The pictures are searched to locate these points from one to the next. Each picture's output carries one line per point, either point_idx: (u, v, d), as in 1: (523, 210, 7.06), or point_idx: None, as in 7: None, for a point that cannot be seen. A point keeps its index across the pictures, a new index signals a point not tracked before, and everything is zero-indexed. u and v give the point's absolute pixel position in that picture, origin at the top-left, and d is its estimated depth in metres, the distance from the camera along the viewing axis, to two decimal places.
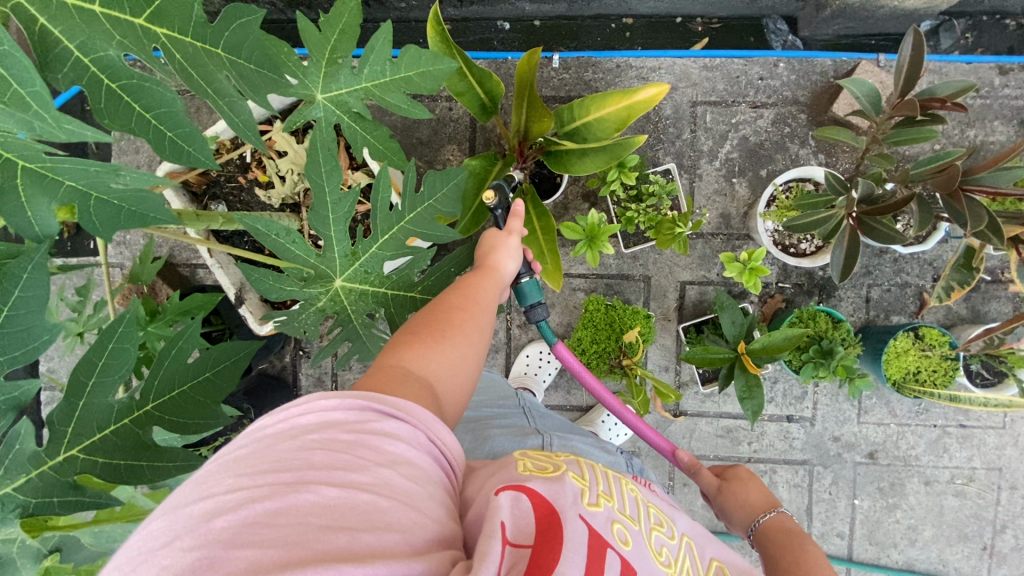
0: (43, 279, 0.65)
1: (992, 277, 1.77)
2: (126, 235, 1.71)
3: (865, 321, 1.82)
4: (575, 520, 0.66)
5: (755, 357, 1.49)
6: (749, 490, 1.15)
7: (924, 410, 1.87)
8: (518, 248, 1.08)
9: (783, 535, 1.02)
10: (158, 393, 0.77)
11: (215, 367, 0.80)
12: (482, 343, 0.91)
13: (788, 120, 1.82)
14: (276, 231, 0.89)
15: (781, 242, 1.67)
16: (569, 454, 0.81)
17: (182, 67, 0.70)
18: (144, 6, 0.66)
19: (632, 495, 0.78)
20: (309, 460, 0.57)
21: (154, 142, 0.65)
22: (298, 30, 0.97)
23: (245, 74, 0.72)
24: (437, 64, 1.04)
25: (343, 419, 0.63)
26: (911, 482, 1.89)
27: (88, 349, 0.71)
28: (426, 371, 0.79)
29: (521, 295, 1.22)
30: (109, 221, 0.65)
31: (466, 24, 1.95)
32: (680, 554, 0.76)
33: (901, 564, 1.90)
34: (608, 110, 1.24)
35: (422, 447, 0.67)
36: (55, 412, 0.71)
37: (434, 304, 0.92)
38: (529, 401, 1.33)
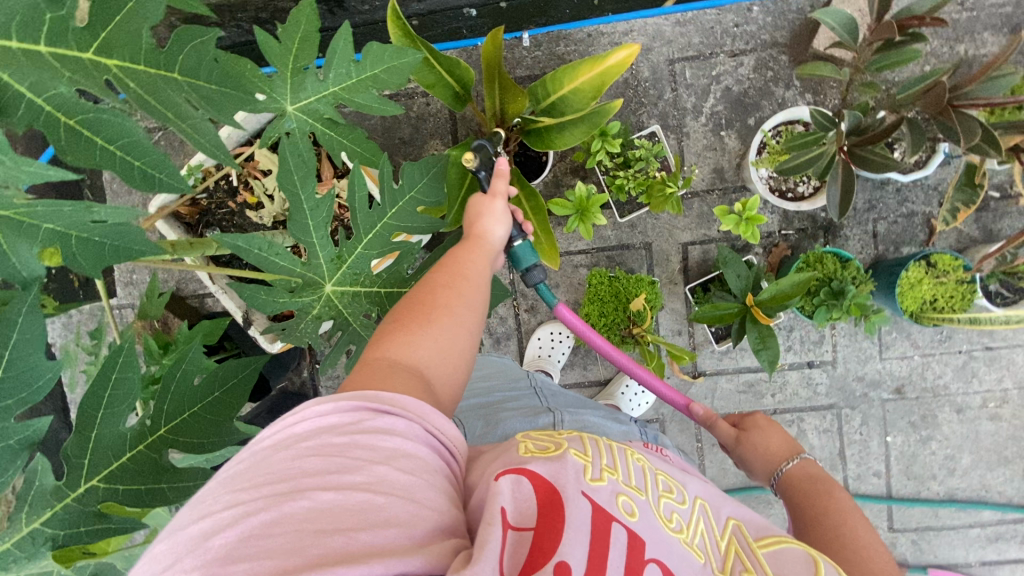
0: (38, 321, 0.67)
1: (1000, 194, 1.73)
2: (132, 274, 1.75)
3: (875, 257, 1.79)
4: (577, 497, 0.66)
5: (767, 308, 1.48)
6: (768, 436, 1.11)
7: (947, 338, 1.84)
8: (506, 211, 1.05)
9: (810, 485, 1.00)
10: (169, 416, 0.79)
11: (223, 387, 0.81)
12: (473, 319, 0.88)
13: (769, 64, 1.78)
14: (258, 245, 0.89)
15: (778, 188, 1.65)
16: (572, 429, 0.80)
17: (138, 95, 0.70)
18: (91, 41, 0.67)
19: (638, 465, 0.77)
20: (303, 467, 0.57)
21: (124, 173, 0.67)
22: (259, 44, 0.99)
23: (208, 96, 0.73)
24: (402, 58, 1.03)
25: (338, 423, 0.63)
26: (942, 412, 1.87)
27: (93, 381, 0.72)
28: (415, 360, 0.78)
29: (515, 259, 1.14)
30: (94, 258, 0.66)
31: (433, 17, 1.92)
32: (693, 518, 0.73)
33: (942, 495, 1.89)
34: (581, 79, 1.22)
35: (421, 439, 0.66)
36: (69, 446, 0.74)
37: (417, 286, 0.89)
38: (541, 381, 1.32)
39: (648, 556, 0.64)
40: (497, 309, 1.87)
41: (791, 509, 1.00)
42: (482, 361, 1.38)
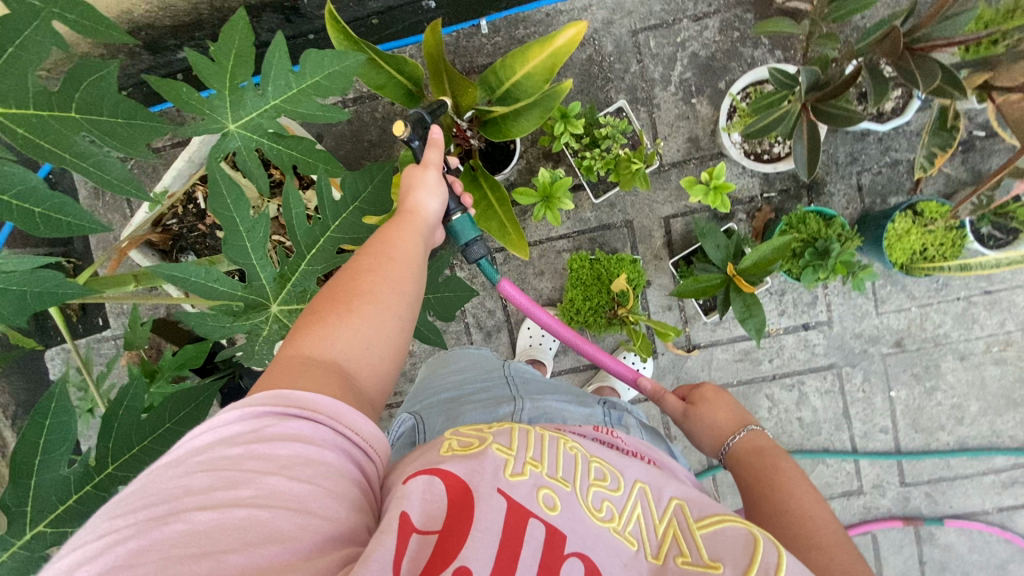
0: None
1: (985, 132, 1.67)
2: (121, 304, 1.77)
3: (862, 211, 1.74)
4: (491, 494, 0.66)
5: (748, 275, 1.45)
6: (716, 410, 1.11)
7: (944, 286, 1.80)
8: (439, 180, 1.02)
9: (755, 457, 0.99)
10: (116, 453, 0.87)
11: (171, 419, 0.90)
12: (402, 300, 0.87)
13: (735, 24, 1.73)
14: (195, 273, 0.89)
15: (752, 151, 1.61)
16: (504, 423, 0.79)
17: (28, 140, 0.72)
18: None
19: (570, 454, 0.76)
20: (189, 486, 0.58)
21: (26, 221, 0.69)
22: (192, 66, 0.97)
23: (111, 130, 0.77)
24: (341, 62, 1.01)
25: (237, 433, 0.63)
26: (946, 361, 1.83)
27: (31, 429, 0.79)
28: (331, 352, 0.77)
29: (455, 233, 1.13)
30: (14, 307, 0.67)
31: (392, 13, 1.78)
32: (627, 505, 0.73)
33: (953, 445, 1.86)
34: (532, 63, 1.20)
35: (328, 443, 0.67)
36: (9, 495, 0.80)
37: (340, 270, 0.87)
38: (514, 370, 1.26)
39: (569, 550, 0.64)
40: (484, 302, 1.86)
41: (740, 483, 0.99)
42: (458, 355, 1.35)
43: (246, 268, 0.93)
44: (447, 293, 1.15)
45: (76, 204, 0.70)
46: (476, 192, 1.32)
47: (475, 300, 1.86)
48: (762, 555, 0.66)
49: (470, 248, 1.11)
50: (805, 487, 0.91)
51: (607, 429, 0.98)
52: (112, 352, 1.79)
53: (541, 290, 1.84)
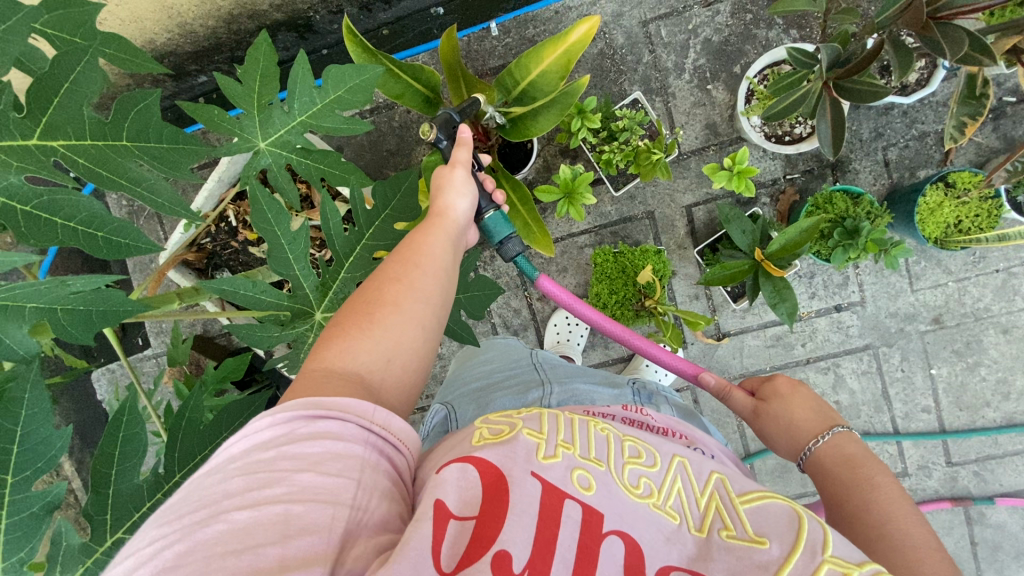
0: (42, 394, 0.75)
1: (1016, 98, 1.62)
2: (161, 323, 1.84)
3: (891, 186, 1.71)
4: (525, 478, 0.68)
5: (777, 259, 1.44)
6: (793, 409, 1.04)
7: (981, 258, 1.75)
8: (467, 179, 1.01)
9: (844, 467, 0.92)
10: (181, 463, 0.91)
11: (231, 428, 0.94)
12: (423, 307, 0.86)
13: (747, 7, 1.71)
14: (242, 286, 0.93)
15: (774, 133, 1.59)
16: (533, 408, 0.80)
17: (88, 168, 0.77)
18: (33, 127, 0.72)
19: (602, 435, 0.76)
20: (226, 490, 0.60)
21: (90, 244, 0.73)
22: (222, 90, 1.01)
23: (159, 155, 0.80)
24: (362, 74, 1.04)
25: (269, 437, 0.65)
26: (987, 335, 1.78)
27: (102, 443, 0.83)
28: (353, 364, 0.78)
29: (489, 233, 1.10)
30: (83, 326, 0.71)
31: (402, 23, 1.83)
32: (666, 480, 0.73)
33: (1000, 421, 1.81)
34: (547, 61, 1.20)
35: (358, 440, 0.68)
36: (90, 506, 0.85)
37: (368, 279, 0.88)
38: (542, 357, 1.28)
39: (606, 529, 0.65)
40: (509, 301, 1.87)
41: (823, 492, 0.93)
42: (489, 346, 1.38)
43: (290, 279, 0.96)
44: (475, 291, 1.17)
45: (132, 227, 0.73)
46: (498, 193, 1.34)
47: (501, 300, 1.87)
48: (807, 533, 0.66)
49: (504, 245, 1.08)
50: (903, 507, 0.84)
51: (637, 407, 0.97)
52: (155, 370, 1.85)
53: (566, 286, 1.85)
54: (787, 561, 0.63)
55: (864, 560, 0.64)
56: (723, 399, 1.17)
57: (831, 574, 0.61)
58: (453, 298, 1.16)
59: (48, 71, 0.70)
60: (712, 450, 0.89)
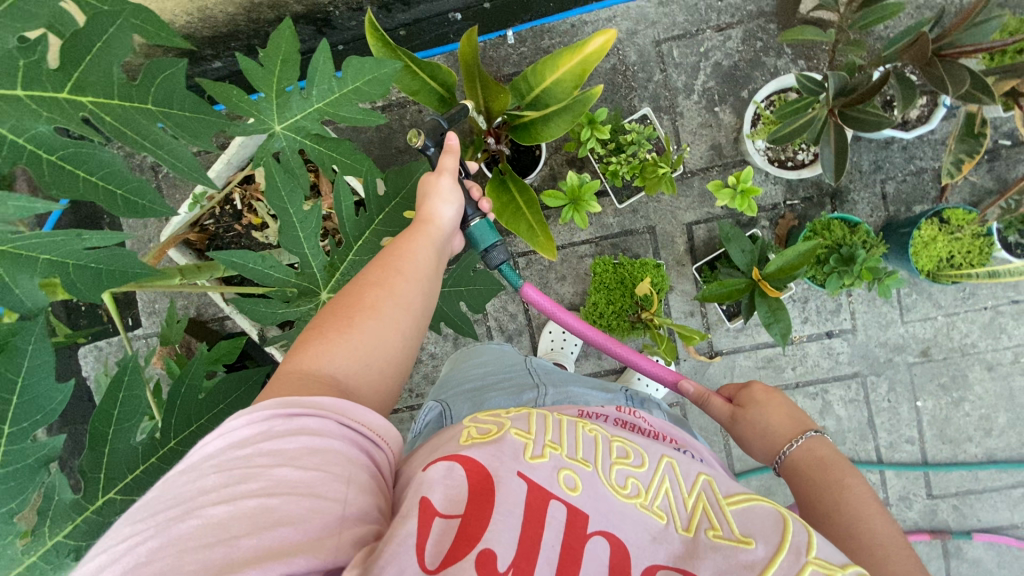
0: (47, 347, 0.78)
1: (1012, 141, 1.68)
2: (154, 304, 1.83)
3: (887, 219, 1.75)
4: (512, 478, 0.68)
5: (774, 281, 1.46)
6: (768, 414, 1.03)
7: (971, 294, 1.78)
8: (453, 186, 0.99)
9: (818, 471, 0.92)
10: (177, 431, 0.92)
11: (227, 400, 0.96)
12: (406, 313, 0.86)
13: (758, 35, 1.76)
14: (252, 260, 0.94)
15: (777, 158, 1.62)
16: (522, 408, 0.81)
17: (114, 126, 0.78)
18: (64, 82, 0.73)
19: (589, 436, 0.77)
20: (202, 486, 0.60)
21: (109, 202, 0.76)
22: (242, 71, 1.02)
23: (182, 123, 0.82)
24: (381, 68, 1.05)
25: (246, 436, 0.64)
26: (973, 371, 1.81)
27: (103, 401, 0.84)
28: (330, 369, 0.77)
29: (473, 241, 1.08)
30: (93, 285, 0.73)
31: (419, 26, 1.87)
32: (654, 480, 0.73)
33: (982, 457, 1.83)
34: (563, 69, 1.23)
35: (337, 435, 0.68)
36: (86, 463, 0.85)
37: (350, 281, 0.87)
38: (537, 362, 1.29)
39: (590, 530, 0.65)
40: (506, 306, 1.88)
41: (798, 496, 0.92)
42: (482, 349, 1.37)
43: (299, 258, 0.97)
44: (477, 286, 1.18)
45: (151, 188, 0.76)
46: (504, 195, 1.35)
47: (498, 304, 1.88)
48: (792, 534, 0.65)
49: (489, 254, 1.05)
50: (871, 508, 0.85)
51: (629, 411, 0.97)
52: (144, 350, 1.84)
53: (563, 294, 1.86)
54: (771, 562, 0.63)
55: (847, 562, 0.64)
56: (700, 404, 1.16)
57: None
58: (456, 291, 1.17)
59: (83, 30, 0.72)
60: (700, 453, 0.90)
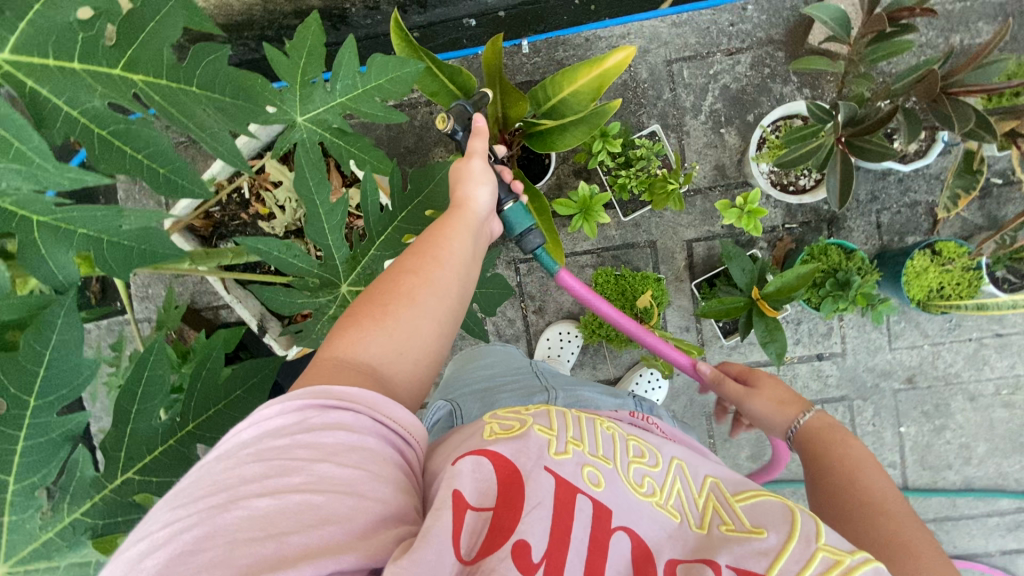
0: (76, 323, 0.77)
1: (1003, 180, 1.74)
2: (149, 289, 1.80)
3: (881, 248, 1.80)
4: (540, 473, 0.69)
5: (772, 300, 1.49)
6: (776, 391, 1.09)
7: (957, 326, 1.84)
8: (485, 168, 1.00)
9: (828, 443, 0.95)
10: (196, 413, 0.92)
11: (246, 385, 0.95)
12: (439, 302, 0.87)
13: (766, 61, 1.81)
14: (276, 247, 0.94)
15: (779, 181, 1.66)
16: (541, 404, 0.81)
17: (161, 105, 0.78)
18: (118, 57, 0.75)
19: (607, 434, 0.79)
20: (243, 476, 0.59)
21: (150, 179, 0.76)
22: (268, 60, 1.03)
23: (224, 106, 0.82)
24: (404, 69, 1.07)
25: (283, 425, 0.64)
26: (956, 400, 1.86)
27: (128, 380, 0.83)
28: (365, 355, 0.79)
29: (508, 226, 1.12)
30: (123, 263, 0.74)
31: (434, 29, 1.89)
32: (666, 481, 0.75)
33: (960, 484, 1.88)
34: (580, 82, 1.25)
35: (371, 433, 0.68)
36: (108, 440, 0.85)
37: (384, 269, 0.89)
38: (543, 367, 1.30)
39: (615, 524, 0.67)
40: (506, 311, 1.89)
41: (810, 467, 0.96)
42: (487, 350, 1.36)
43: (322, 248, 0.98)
44: (490, 288, 1.19)
45: (193, 170, 0.76)
46: None
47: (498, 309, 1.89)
48: (801, 524, 0.65)
49: (526, 237, 1.11)
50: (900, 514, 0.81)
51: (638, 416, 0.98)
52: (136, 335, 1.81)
53: (562, 303, 1.87)
54: (782, 551, 0.63)
55: (856, 549, 0.63)
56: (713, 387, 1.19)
57: (822, 562, 0.60)
58: None
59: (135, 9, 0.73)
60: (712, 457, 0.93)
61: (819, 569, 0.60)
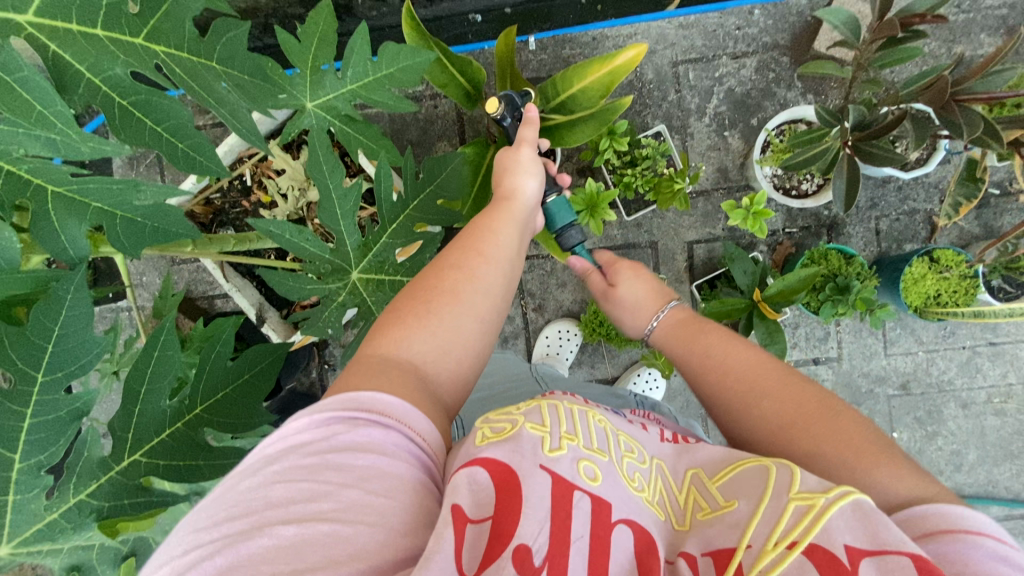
0: (86, 298, 0.74)
1: (1000, 190, 1.76)
2: (144, 275, 1.77)
3: (879, 254, 1.81)
4: (536, 472, 0.63)
5: (773, 302, 1.50)
6: (635, 289, 1.17)
7: (951, 333, 1.86)
8: (533, 159, 1.07)
9: (684, 343, 1.03)
10: (204, 396, 0.90)
11: (255, 369, 0.93)
12: (481, 300, 0.86)
13: (771, 66, 1.82)
14: (289, 231, 0.94)
15: (782, 185, 1.67)
16: (530, 400, 0.74)
17: (181, 78, 0.77)
18: (142, 26, 0.73)
19: (599, 427, 0.74)
20: (268, 498, 0.57)
21: (167, 153, 0.77)
22: (279, 44, 1.01)
23: (243, 84, 0.81)
24: (416, 57, 1.06)
25: (311, 438, 0.62)
26: (948, 407, 1.89)
27: (137, 358, 0.83)
28: (408, 353, 0.78)
29: (551, 219, 1.17)
30: (135, 239, 0.76)
31: (439, 23, 1.89)
32: (652, 477, 0.72)
33: (951, 491, 1.90)
34: (591, 78, 1.25)
35: (402, 450, 0.64)
36: (116, 420, 0.84)
37: (427, 266, 0.89)
38: (543, 370, 1.31)
39: (615, 518, 0.63)
40: (505, 307, 1.89)
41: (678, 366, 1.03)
42: (489, 356, 1.36)
43: (333, 234, 0.98)
44: None
45: (207, 146, 0.77)
46: None
47: None
48: (775, 481, 0.66)
49: (566, 232, 1.16)
50: (849, 420, 0.80)
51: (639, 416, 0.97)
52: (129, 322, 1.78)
53: (562, 301, 1.87)
54: (757, 514, 0.63)
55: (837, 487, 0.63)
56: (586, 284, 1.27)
57: (799, 511, 0.61)
58: None
59: None
60: None
61: (796, 517, 0.60)
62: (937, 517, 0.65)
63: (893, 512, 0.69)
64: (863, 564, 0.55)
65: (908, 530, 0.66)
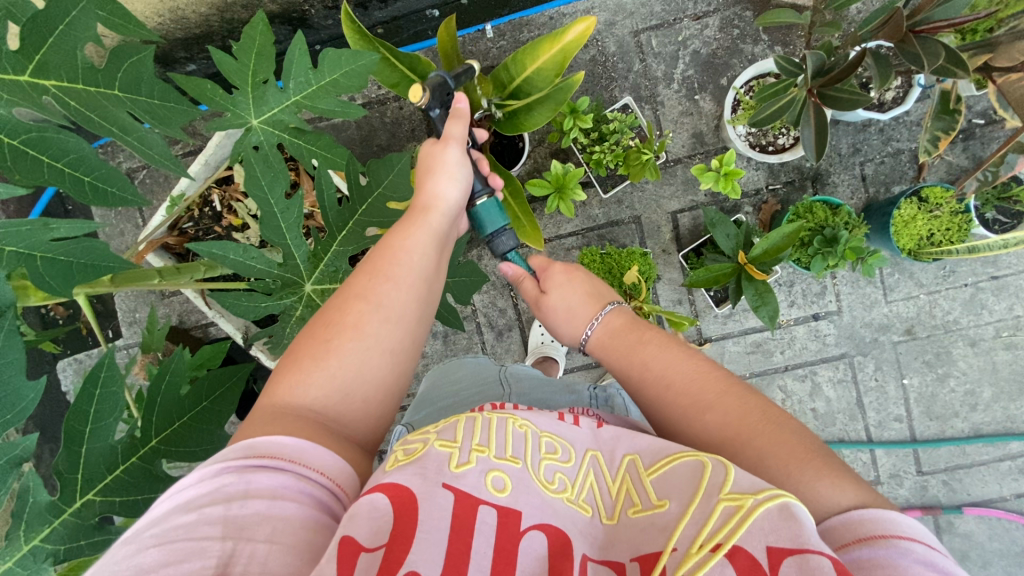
0: (16, 343, 0.77)
1: (984, 119, 1.71)
2: (135, 313, 1.78)
3: (867, 201, 1.77)
4: (438, 491, 0.62)
5: (759, 263, 1.46)
6: (567, 293, 1.09)
7: (951, 272, 1.81)
8: (461, 158, 0.99)
9: (622, 357, 0.97)
10: (156, 430, 0.94)
11: (208, 397, 0.98)
12: (384, 329, 0.84)
13: (735, 22, 1.77)
14: (232, 251, 0.96)
15: (758, 143, 1.63)
16: (451, 416, 0.73)
17: (77, 110, 0.83)
18: (25, 64, 0.78)
19: (520, 432, 0.72)
20: (141, 564, 0.54)
21: (75, 189, 0.81)
22: (216, 64, 1.00)
23: (148, 108, 0.87)
24: (357, 60, 1.02)
25: (194, 496, 0.60)
26: (956, 347, 1.84)
27: (80, 399, 0.86)
28: (304, 399, 0.77)
29: (480, 222, 1.07)
30: (58, 277, 0.78)
31: (397, 23, 1.85)
32: (579, 475, 0.71)
33: (969, 431, 1.86)
34: (543, 58, 1.22)
35: (294, 494, 0.63)
36: (62, 463, 0.87)
37: (331, 294, 0.86)
38: (512, 370, 1.28)
39: (525, 526, 0.62)
40: (495, 301, 1.87)
41: (616, 374, 0.98)
42: (457, 365, 1.33)
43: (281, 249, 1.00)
44: (462, 277, 1.17)
45: (118, 175, 0.81)
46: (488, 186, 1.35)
47: (487, 300, 1.87)
48: (709, 479, 0.64)
49: (496, 239, 1.06)
50: (788, 430, 0.79)
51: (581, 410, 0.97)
52: (128, 360, 1.80)
53: None
54: (684, 515, 0.61)
55: (766, 487, 0.62)
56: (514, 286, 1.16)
57: (725, 512, 0.59)
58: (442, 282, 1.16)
59: (43, 13, 0.76)
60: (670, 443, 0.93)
61: (722, 519, 0.59)
62: (871, 523, 0.66)
63: (830, 519, 0.69)
64: (783, 565, 0.55)
65: (844, 536, 0.66)
